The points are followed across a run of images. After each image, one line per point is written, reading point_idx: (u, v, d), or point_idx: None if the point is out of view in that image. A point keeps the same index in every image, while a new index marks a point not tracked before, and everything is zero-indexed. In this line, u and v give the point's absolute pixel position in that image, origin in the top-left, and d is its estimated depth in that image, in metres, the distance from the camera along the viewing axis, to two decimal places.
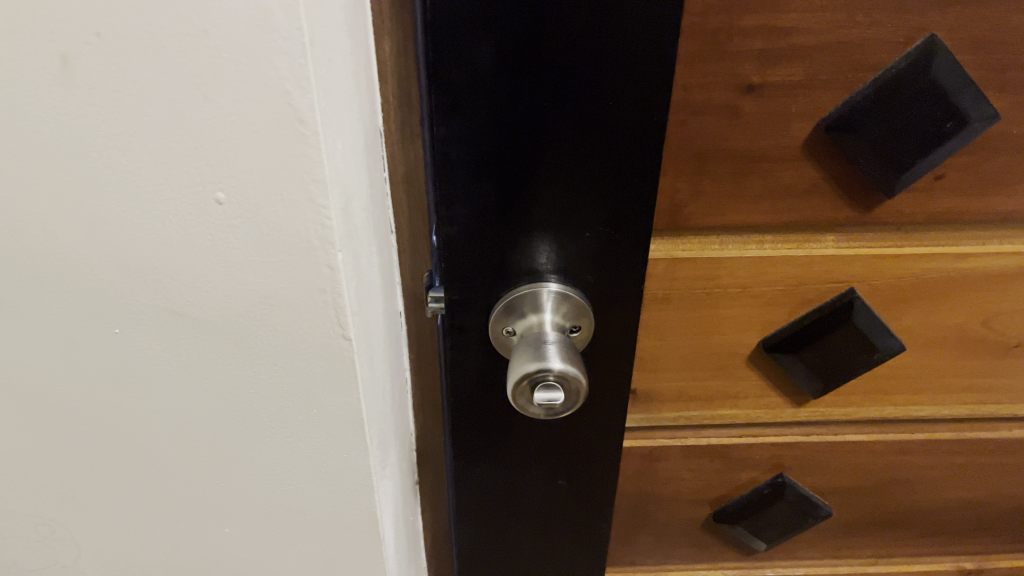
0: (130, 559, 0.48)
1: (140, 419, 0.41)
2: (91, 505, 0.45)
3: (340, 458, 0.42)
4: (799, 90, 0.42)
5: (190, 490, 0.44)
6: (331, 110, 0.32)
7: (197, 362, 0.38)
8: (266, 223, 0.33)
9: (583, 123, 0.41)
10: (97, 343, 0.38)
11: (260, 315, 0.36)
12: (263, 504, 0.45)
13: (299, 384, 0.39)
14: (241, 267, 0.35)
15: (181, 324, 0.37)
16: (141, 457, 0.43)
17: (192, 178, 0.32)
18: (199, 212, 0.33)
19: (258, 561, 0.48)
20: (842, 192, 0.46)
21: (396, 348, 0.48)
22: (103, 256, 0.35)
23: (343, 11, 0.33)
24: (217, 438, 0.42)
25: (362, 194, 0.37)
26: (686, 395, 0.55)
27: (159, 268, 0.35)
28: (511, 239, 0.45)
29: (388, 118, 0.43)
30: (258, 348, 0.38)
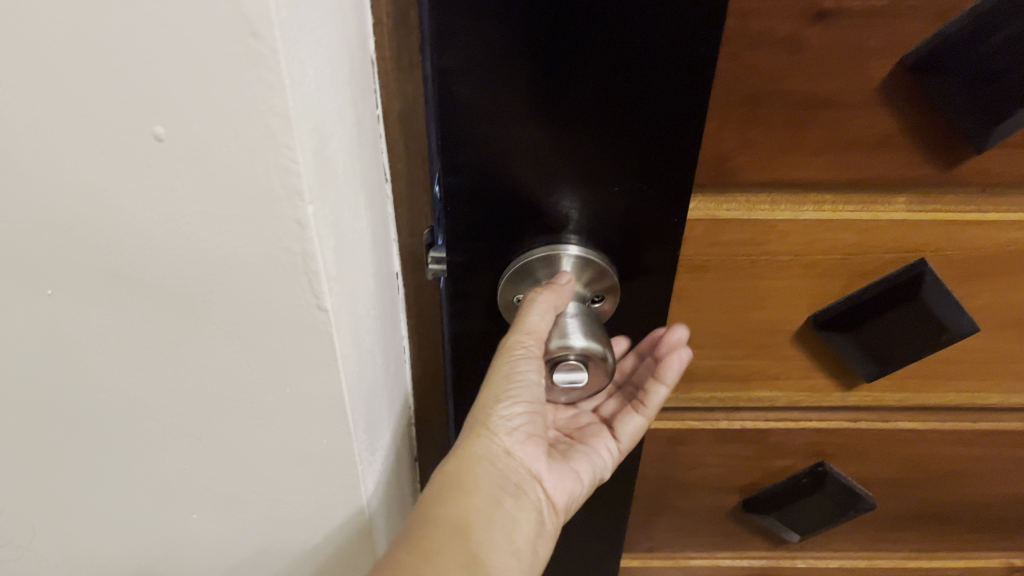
0: (90, 544, 0.43)
1: (87, 394, 0.35)
2: (41, 485, 0.40)
3: (319, 443, 0.37)
4: (880, 19, 0.34)
5: (153, 473, 0.39)
6: (297, 23, 0.25)
7: (146, 331, 0.32)
8: (218, 166, 0.27)
9: (616, 54, 0.34)
10: (26, 309, 0.32)
11: (219, 278, 0.30)
12: (235, 491, 0.39)
13: (268, 358, 0.33)
14: (191, 220, 0.28)
15: (124, 286, 0.31)
16: (92, 436, 0.37)
17: (123, 109, 0.26)
18: (134, 149, 0.27)
19: (232, 550, 0.42)
20: (921, 145, 0.38)
21: (391, 315, 0.42)
22: (25, 205, 0.29)
23: None
24: (179, 418, 0.36)
25: (344, 131, 0.31)
26: (720, 375, 0.49)
27: (93, 219, 0.29)
28: (525, 191, 0.38)
29: (381, 44, 0.36)
30: (217, 316, 0.31)
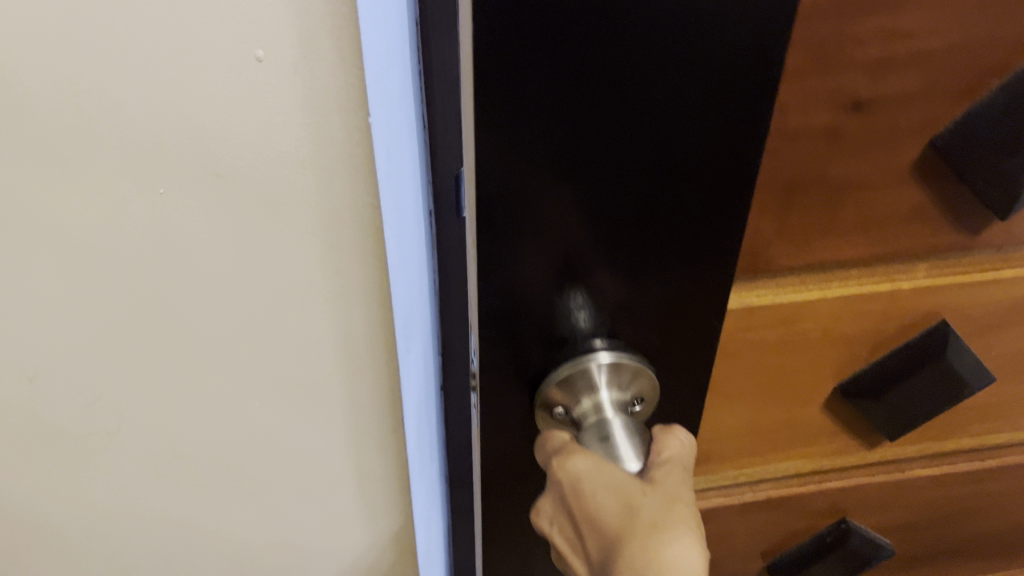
0: (160, 527, 0.50)
1: (177, 306, 0.39)
2: (115, 478, 0.46)
3: (371, 370, 0.43)
4: (912, 101, 0.34)
5: (222, 443, 0.45)
6: None
7: (225, 273, 0.38)
8: (298, 86, 0.32)
9: (667, 155, 0.31)
10: (118, 289, 0.38)
11: (309, 173, 0.35)
12: (308, 381, 0.43)
13: (330, 281, 0.39)
14: (272, 146, 0.34)
15: (209, 225, 0.36)
16: (168, 411, 0.43)
17: (234, 36, 0.30)
18: (227, 78, 0.31)
19: (285, 438, 0.46)
20: (946, 215, 0.38)
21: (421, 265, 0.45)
22: (141, 137, 0.33)
23: None
24: (261, 327, 0.40)
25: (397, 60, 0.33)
26: (747, 452, 0.47)
27: (186, 164, 0.34)
28: (562, 291, 0.36)
29: None
30: (287, 243, 0.37)
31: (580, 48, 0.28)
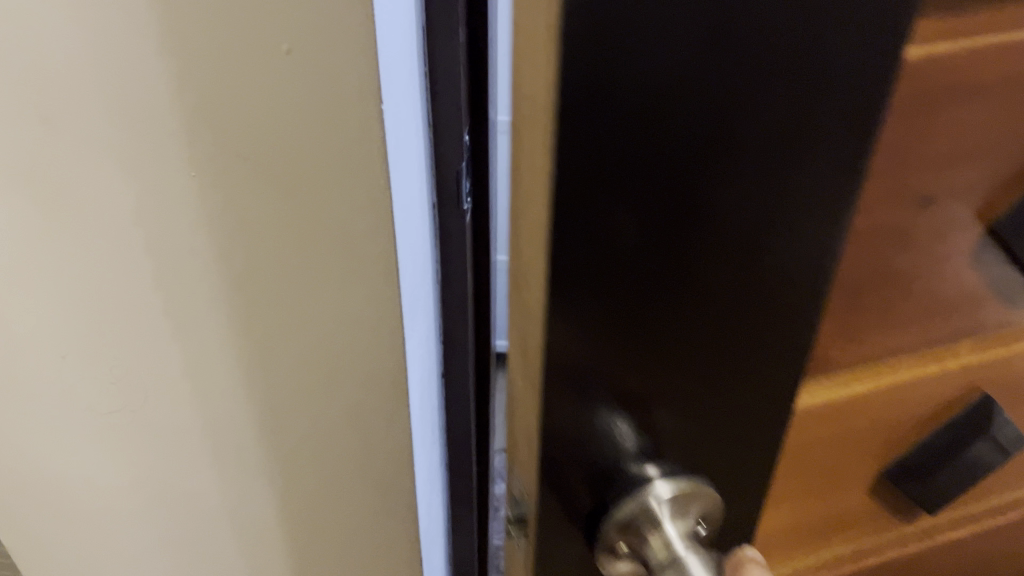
0: (168, 522, 0.51)
1: (193, 306, 0.39)
2: (128, 469, 0.47)
3: (377, 401, 0.42)
4: (983, 190, 0.32)
5: (231, 453, 0.46)
6: None
7: (240, 281, 0.38)
8: (323, 94, 0.31)
9: (746, 259, 0.28)
10: (137, 281, 0.38)
11: (330, 191, 0.34)
12: (316, 402, 0.43)
13: (343, 305, 0.38)
14: (293, 154, 0.33)
15: (225, 224, 0.36)
16: (180, 413, 0.44)
17: (257, 26, 0.30)
18: (252, 70, 0.31)
19: (283, 448, 0.45)
20: (999, 294, 0.37)
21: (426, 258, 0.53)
22: (162, 126, 0.33)
23: None
24: (273, 339, 0.40)
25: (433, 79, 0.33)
26: (792, 544, 0.45)
27: (206, 163, 0.34)
28: (618, 419, 0.32)
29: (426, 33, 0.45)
30: (303, 257, 0.37)
31: (675, 169, 0.25)
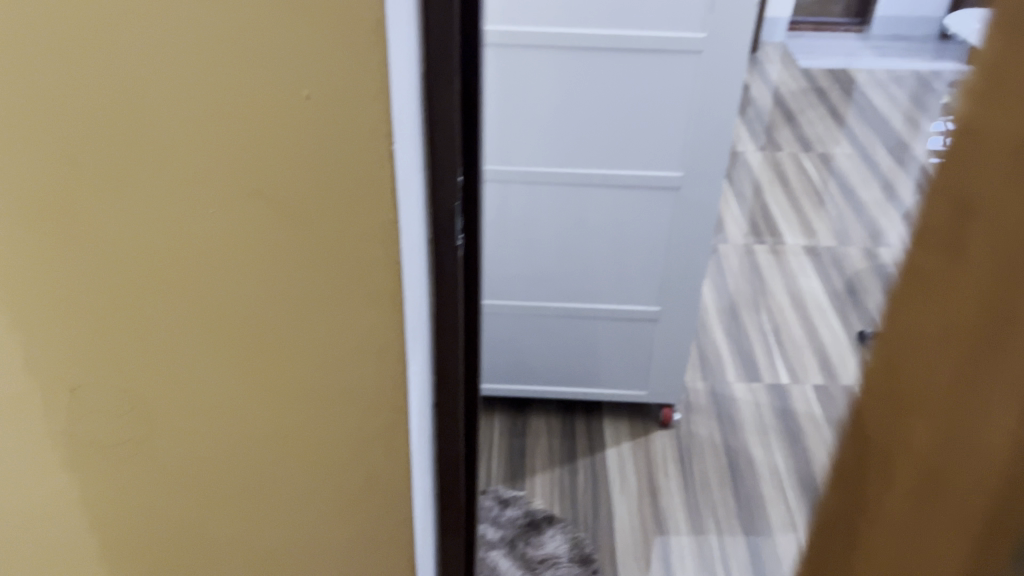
0: (201, 470, 0.61)
1: (231, 282, 0.51)
2: (171, 418, 0.58)
3: (377, 375, 0.54)
4: None
5: (255, 412, 0.57)
6: (397, 81, 0.45)
7: (271, 263, 0.50)
8: (337, 125, 0.44)
9: None
10: (188, 260, 0.50)
11: (342, 200, 0.47)
12: (325, 366, 0.54)
13: (351, 290, 0.50)
14: (317, 171, 0.46)
15: (262, 204, 0.47)
16: (216, 372, 0.55)
17: (286, 80, 0.43)
18: (286, 105, 0.43)
19: (300, 403, 0.56)
20: None
21: (422, 276, 0.56)
22: (216, 144, 0.45)
23: (409, 21, 0.47)
24: (296, 312, 0.52)
25: (413, 155, 0.50)
26: None
27: (250, 171, 0.46)
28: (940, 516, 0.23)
29: (427, 65, 0.50)
30: (323, 246, 0.48)
31: None
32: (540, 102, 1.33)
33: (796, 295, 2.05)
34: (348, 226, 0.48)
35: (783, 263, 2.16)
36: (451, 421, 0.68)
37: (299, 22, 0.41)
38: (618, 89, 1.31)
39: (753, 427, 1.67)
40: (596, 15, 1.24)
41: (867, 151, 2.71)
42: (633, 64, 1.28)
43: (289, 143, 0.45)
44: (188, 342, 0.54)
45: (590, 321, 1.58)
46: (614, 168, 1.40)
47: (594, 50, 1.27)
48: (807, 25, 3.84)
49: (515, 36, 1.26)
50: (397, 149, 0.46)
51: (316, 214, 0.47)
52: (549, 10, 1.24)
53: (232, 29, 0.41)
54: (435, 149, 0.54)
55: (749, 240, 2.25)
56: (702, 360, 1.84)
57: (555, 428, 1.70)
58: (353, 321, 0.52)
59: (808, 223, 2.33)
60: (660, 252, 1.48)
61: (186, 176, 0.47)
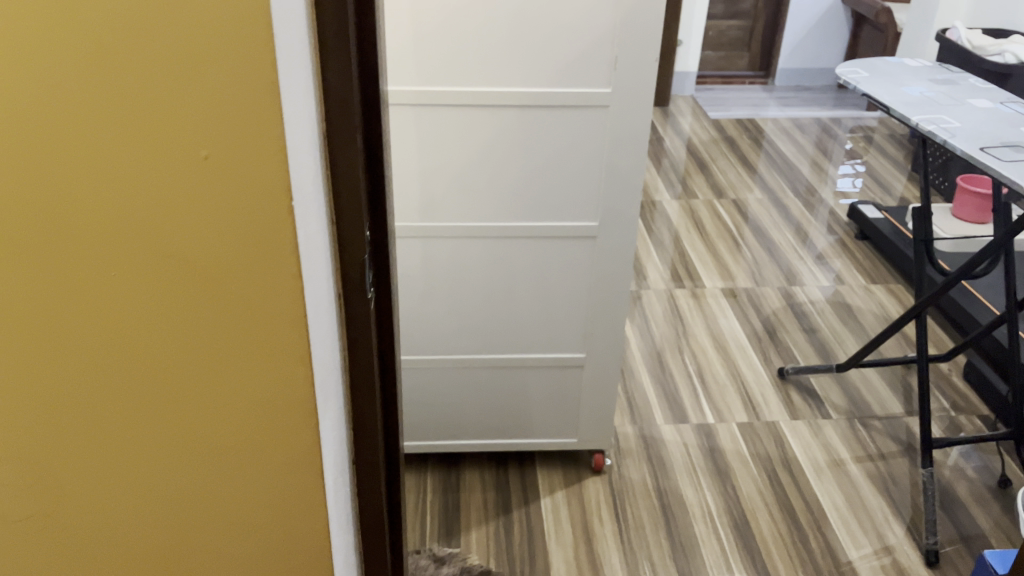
0: (111, 543, 0.59)
1: (135, 345, 0.50)
2: (77, 489, 0.56)
3: (289, 432, 0.54)
4: None
5: (167, 478, 0.56)
6: (297, 139, 0.46)
7: (176, 324, 0.49)
8: (236, 183, 0.45)
9: None
10: (90, 324, 0.49)
11: (246, 257, 0.47)
12: (236, 426, 0.54)
13: (259, 348, 0.50)
14: (218, 230, 0.46)
15: (164, 265, 0.47)
16: (123, 440, 0.54)
17: (183, 141, 0.44)
18: (185, 165, 0.44)
19: (212, 466, 0.56)
20: None
21: (332, 328, 0.57)
22: (114, 207, 0.45)
23: (307, 79, 0.49)
24: (204, 372, 0.51)
25: (317, 209, 0.52)
26: None
27: (150, 233, 0.46)
28: None
29: (328, 122, 0.52)
30: (227, 304, 0.49)
31: None
32: (458, 159, 1.36)
33: (718, 336, 2.11)
34: (253, 283, 0.48)
35: (704, 306, 2.23)
36: (371, 478, 0.68)
37: (195, 84, 0.42)
38: (532, 143, 1.35)
39: (683, 468, 1.70)
40: (507, 74, 1.28)
41: (777, 195, 2.84)
42: (546, 119, 1.33)
43: (190, 201, 0.45)
44: (94, 409, 0.52)
45: (518, 372, 1.60)
46: (533, 220, 1.43)
47: (508, 107, 1.31)
48: (715, 78, 4.03)
49: (431, 95, 1.29)
50: (299, 207, 0.47)
51: (220, 273, 0.48)
52: (462, 70, 1.28)
53: (128, 92, 0.42)
54: (342, 208, 0.55)
55: (670, 285, 2.31)
56: (630, 405, 1.86)
57: (488, 482, 1.69)
58: (263, 379, 0.52)
59: (725, 266, 2.41)
60: (582, 299, 1.51)
61: (86, 239, 0.46)
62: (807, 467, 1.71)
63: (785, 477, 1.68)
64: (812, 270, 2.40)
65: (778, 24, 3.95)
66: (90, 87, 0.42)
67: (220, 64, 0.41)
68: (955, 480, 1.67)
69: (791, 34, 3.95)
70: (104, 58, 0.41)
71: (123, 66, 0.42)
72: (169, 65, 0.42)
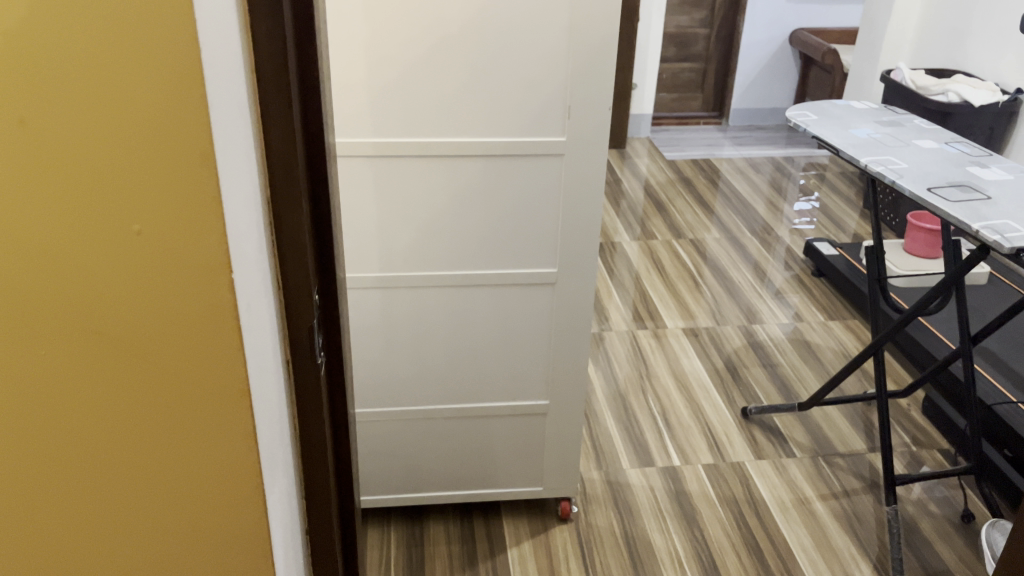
0: None
1: (70, 421, 0.50)
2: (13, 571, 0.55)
3: (233, 501, 0.54)
4: None
5: (108, 553, 0.55)
6: (234, 211, 0.47)
7: (111, 397, 0.49)
8: (170, 253, 0.45)
9: None
10: (23, 404, 0.49)
11: (183, 328, 0.48)
12: (178, 498, 0.53)
13: (198, 416, 0.51)
14: (152, 302, 0.47)
15: (99, 339, 0.48)
16: (60, 518, 0.53)
17: (116, 217, 0.45)
18: (118, 240, 0.45)
19: (154, 539, 0.55)
20: None
21: (279, 395, 0.56)
22: (46, 285, 0.46)
23: (249, 151, 0.49)
24: (142, 444, 0.51)
25: (262, 276, 0.52)
26: None
27: (84, 309, 0.47)
28: None
29: (274, 190, 0.52)
30: (165, 375, 0.49)
31: None
32: (414, 209, 1.35)
33: (681, 377, 2.11)
34: (190, 353, 0.48)
35: (666, 347, 2.23)
36: (326, 544, 0.67)
37: (128, 159, 0.43)
38: (491, 192, 1.35)
39: (650, 513, 1.68)
40: (462, 124, 1.29)
41: (734, 234, 2.87)
42: (503, 168, 1.33)
43: (123, 275, 0.46)
44: (27, 489, 0.52)
45: (481, 421, 1.58)
46: (492, 268, 1.42)
47: (464, 157, 1.31)
48: (670, 119, 4.10)
49: (387, 146, 1.29)
50: (238, 277, 0.48)
51: (158, 345, 0.48)
52: (417, 121, 1.28)
53: (56, 173, 0.43)
54: (287, 271, 0.54)
55: (632, 326, 2.32)
56: (595, 448, 1.85)
57: (453, 533, 1.67)
58: (204, 449, 0.52)
59: (685, 306, 2.42)
60: (544, 346, 1.51)
61: (12, 321, 0.47)
62: (773, 508, 1.70)
63: (752, 518, 1.67)
64: (771, 308, 2.42)
65: (729, 66, 4.05)
66: (21, 167, 0.43)
67: (153, 138, 0.43)
68: (919, 515, 1.68)
69: (742, 76, 4.04)
70: (35, 139, 0.42)
71: (51, 147, 0.43)
72: (98, 144, 0.43)
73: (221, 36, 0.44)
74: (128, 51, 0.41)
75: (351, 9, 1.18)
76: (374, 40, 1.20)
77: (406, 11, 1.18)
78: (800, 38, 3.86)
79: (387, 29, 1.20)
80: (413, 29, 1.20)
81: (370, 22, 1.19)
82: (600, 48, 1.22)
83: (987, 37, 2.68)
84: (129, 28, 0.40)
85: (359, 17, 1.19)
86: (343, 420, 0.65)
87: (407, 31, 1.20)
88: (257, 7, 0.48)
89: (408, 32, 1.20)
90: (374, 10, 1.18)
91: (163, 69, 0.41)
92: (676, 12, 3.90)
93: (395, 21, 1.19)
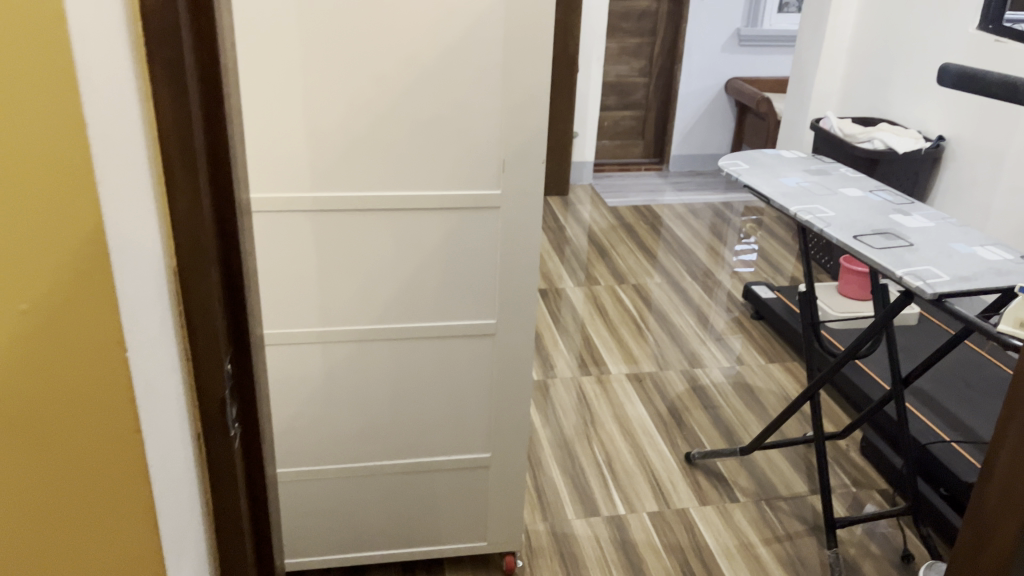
0: None
1: None
2: None
3: None
4: None
5: None
6: (132, 286, 0.46)
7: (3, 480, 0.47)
8: (59, 330, 0.44)
9: None
10: None
11: (75, 407, 0.46)
12: None
13: (94, 500, 0.49)
14: (47, 377, 0.45)
15: None
16: None
17: (8, 294, 0.43)
18: (9, 317, 0.44)
19: None
20: None
21: (186, 468, 0.55)
22: None
23: (151, 223, 0.48)
24: (30, 532, 0.49)
25: (166, 349, 0.51)
26: None
27: None
28: None
29: (182, 259, 0.52)
30: (57, 457, 0.47)
31: None
32: (352, 264, 1.34)
33: (625, 423, 2.11)
34: (85, 434, 0.47)
35: (610, 393, 2.24)
36: None
37: (14, 236, 0.42)
38: (428, 246, 1.35)
39: (597, 564, 1.66)
40: (396, 178, 1.29)
41: (676, 279, 2.92)
42: (438, 222, 1.33)
43: (5, 355, 0.44)
44: None
45: (423, 475, 1.55)
46: (429, 321, 1.41)
47: (399, 211, 1.31)
48: (612, 165, 4.17)
49: (323, 201, 1.28)
50: (135, 354, 0.46)
51: (49, 426, 0.46)
52: (350, 176, 1.27)
53: None
54: (195, 337, 0.54)
55: (577, 373, 2.32)
56: (540, 499, 1.83)
57: None
58: (100, 533, 0.49)
59: (629, 352, 2.43)
60: (485, 398, 1.49)
61: None
62: (719, 555, 1.70)
63: (698, 566, 1.67)
64: (712, 352, 2.45)
65: (667, 114, 4.15)
66: None
67: (36, 215, 0.42)
68: (861, 557, 1.69)
69: (680, 123, 4.14)
70: None
71: None
72: None
73: (115, 108, 0.43)
74: (12, 126, 0.40)
75: (287, 66, 1.18)
76: (310, 97, 1.20)
77: (342, 68, 1.19)
78: (735, 86, 3.98)
79: (323, 86, 1.19)
80: (349, 86, 1.20)
81: (306, 79, 1.19)
82: (530, 99, 1.23)
83: (908, 87, 2.80)
84: (5, 103, 0.40)
85: (294, 74, 1.18)
86: (261, 488, 0.63)
87: (341, 87, 1.20)
88: (157, 75, 0.47)
89: (344, 89, 1.20)
90: (310, 67, 1.18)
91: (50, 142, 0.40)
92: (615, 62, 3.99)
93: (331, 78, 1.19)
